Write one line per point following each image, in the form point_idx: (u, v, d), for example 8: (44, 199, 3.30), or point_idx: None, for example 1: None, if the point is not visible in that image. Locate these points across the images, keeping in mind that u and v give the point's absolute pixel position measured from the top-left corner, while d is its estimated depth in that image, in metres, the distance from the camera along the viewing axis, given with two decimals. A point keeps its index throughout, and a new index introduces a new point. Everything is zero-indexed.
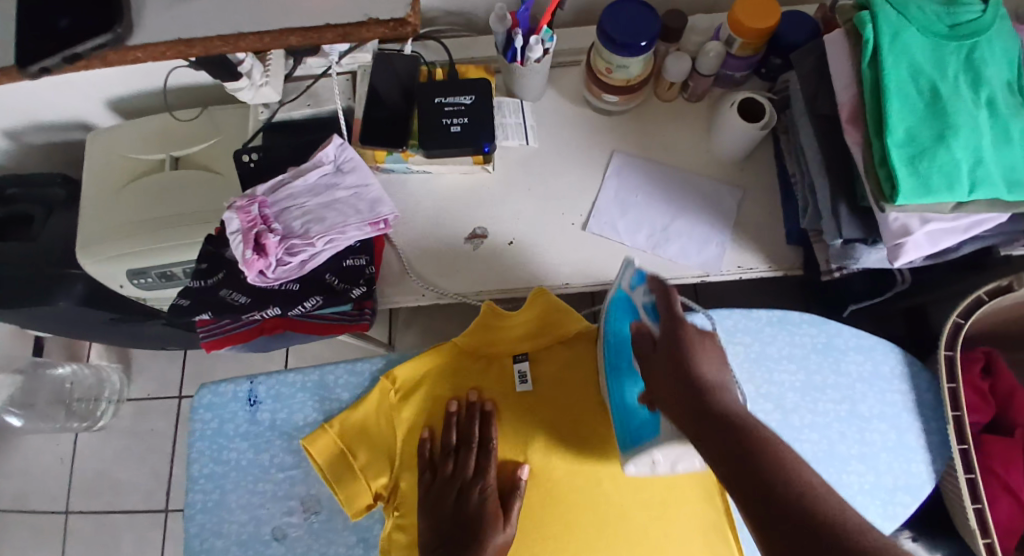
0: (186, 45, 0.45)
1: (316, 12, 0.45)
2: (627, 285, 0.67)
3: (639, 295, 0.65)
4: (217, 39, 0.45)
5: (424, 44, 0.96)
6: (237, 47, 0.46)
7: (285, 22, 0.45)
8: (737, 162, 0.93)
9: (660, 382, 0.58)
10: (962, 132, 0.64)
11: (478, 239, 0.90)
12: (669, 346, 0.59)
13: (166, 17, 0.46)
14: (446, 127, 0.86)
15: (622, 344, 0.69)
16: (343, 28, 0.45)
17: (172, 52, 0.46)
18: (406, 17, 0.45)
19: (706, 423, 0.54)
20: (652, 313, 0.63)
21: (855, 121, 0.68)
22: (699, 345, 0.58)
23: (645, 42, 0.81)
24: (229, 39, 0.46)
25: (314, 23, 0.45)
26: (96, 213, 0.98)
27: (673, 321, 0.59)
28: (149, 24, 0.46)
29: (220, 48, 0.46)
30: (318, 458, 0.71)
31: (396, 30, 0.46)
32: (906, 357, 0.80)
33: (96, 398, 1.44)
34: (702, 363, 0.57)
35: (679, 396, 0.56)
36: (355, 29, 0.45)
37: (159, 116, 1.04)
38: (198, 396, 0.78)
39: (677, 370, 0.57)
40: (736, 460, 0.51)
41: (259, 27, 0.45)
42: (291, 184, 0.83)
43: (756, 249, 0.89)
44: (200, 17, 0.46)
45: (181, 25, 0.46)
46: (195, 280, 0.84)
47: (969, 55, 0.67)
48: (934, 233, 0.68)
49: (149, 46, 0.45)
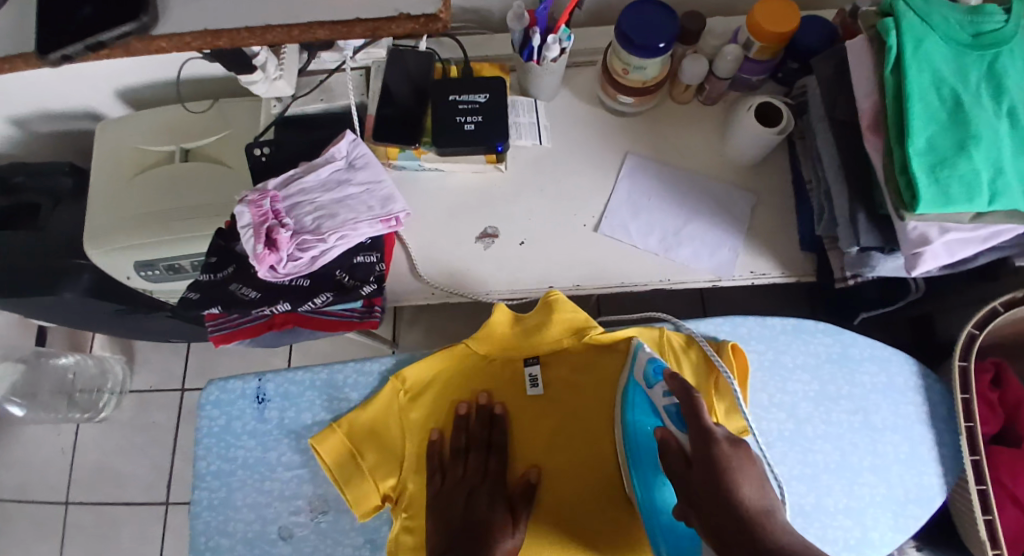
0: (212, 36, 0.45)
1: (344, 5, 0.45)
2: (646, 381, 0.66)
3: (660, 397, 0.63)
4: (243, 30, 0.45)
5: (439, 41, 0.96)
6: (264, 39, 0.45)
7: (313, 15, 0.45)
8: (751, 167, 0.92)
9: (697, 505, 0.54)
10: (984, 142, 0.63)
11: (489, 238, 0.90)
12: (701, 462, 0.55)
13: (192, 7, 0.45)
14: (460, 125, 0.86)
15: (643, 444, 0.67)
16: (373, 22, 0.44)
17: (198, 43, 0.45)
18: (438, 13, 0.45)
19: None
20: (677, 420, 0.61)
21: (876, 128, 0.68)
22: (735, 460, 0.54)
23: (663, 44, 0.80)
24: (256, 32, 0.45)
25: (343, 16, 0.45)
26: (104, 204, 0.98)
27: (703, 433, 0.55)
28: (175, 14, 0.45)
29: (248, 40, 0.45)
30: (326, 459, 0.71)
31: (427, 25, 0.45)
32: (920, 369, 0.79)
33: (99, 389, 1.44)
34: (741, 483, 0.53)
35: (719, 522, 0.52)
36: (385, 24, 0.45)
37: (170, 108, 1.03)
38: (206, 392, 0.78)
39: (715, 492, 0.53)
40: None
41: (285, 20, 0.45)
42: (304, 179, 0.83)
43: (769, 256, 0.88)
44: (226, 8, 0.45)
45: (207, 15, 0.45)
46: (205, 274, 0.83)
47: (991, 64, 0.66)
48: (953, 243, 0.67)
49: (175, 36, 0.45)
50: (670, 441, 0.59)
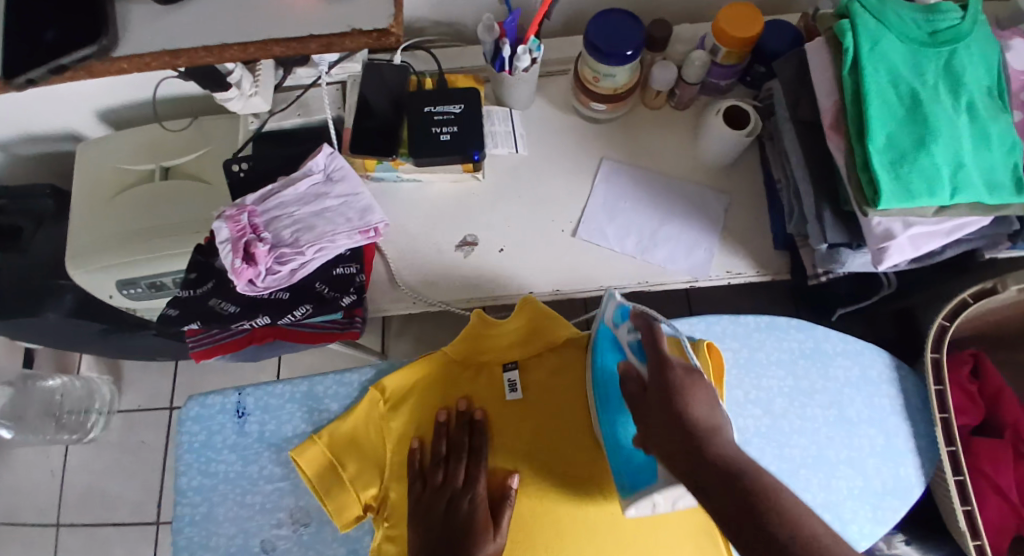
0: (171, 55, 0.46)
1: (299, 22, 0.46)
2: (612, 320, 0.68)
3: (625, 333, 0.66)
4: (201, 49, 0.46)
5: (414, 53, 0.97)
6: (222, 56, 0.46)
7: (269, 33, 0.46)
8: (723, 168, 0.94)
9: (654, 426, 0.57)
10: (942, 137, 0.65)
11: (468, 247, 0.91)
12: (659, 389, 0.57)
13: (151, 30, 0.47)
14: (436, 135, 0.87)
15: (611, 382, 0.69)
16: (326, 38, 0.45)
17: (156, 63, 0.46)
18: (389, 28, 0.46)
19: (703, 475, 0.52)
20: (639, 353, 0.64)
21: (837, 127, 0.69)
22: (689, 382, 0.56)
23: (631, 51, 0.82)
24: (213, 50, 0.46)
25: (298, 34, 0.46)
26: (86, 224, 0.98)
27: (660, 361, 0.58)
28: (135, 37, 0.46)
29: (205, 59, 0.46)
30: (307, 470, 0.71)
31: (378, 40, 0.46)
32: (893, 361, 0.80)
33: (86, 411, 1.43)
34: (693, 404, 0.55)
35: (674, 442, 0.54)
36: (338, 39, 0.46)
37: (149, 127, 1.04)
38: (185, 408, 0.78)
39: (670, 413, 0.55)
40: (740, 514, 0.50)
41: (243, 39, 0.46)
42: (282, 193, 0.83)
43: (743, 254, 0.90)
44: (187, 28, 0.47)
45: (168, 37, 0.47)
46: (184, 290, 0.84)
47: (948, 61, 0.68)
48: (918, 236, 0.68)
49: (135, 56, 0.46)
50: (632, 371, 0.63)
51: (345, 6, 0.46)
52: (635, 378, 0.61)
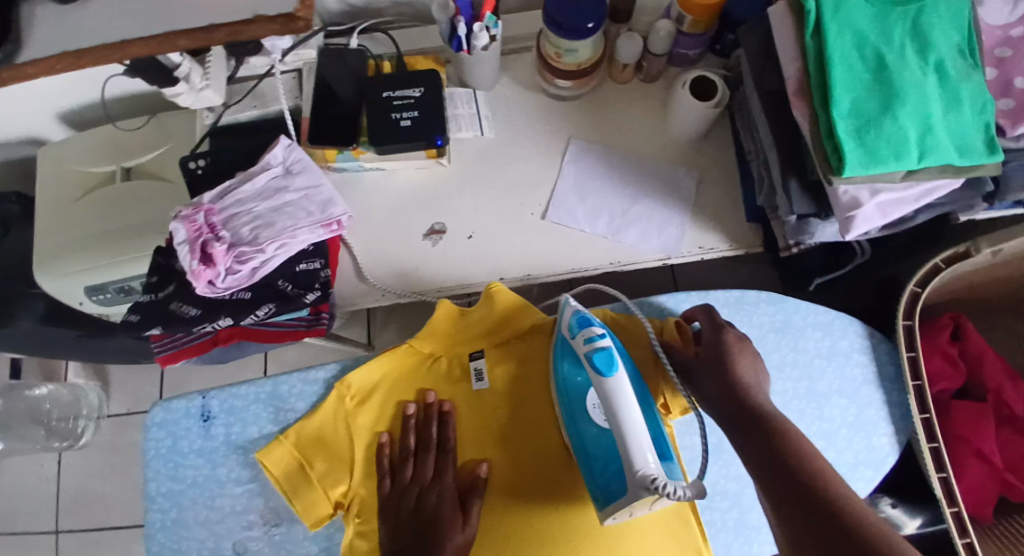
0: (74, 57, 0.45)
1: (200, 8, 0.45)
2: (568, 328, 0.67)
3: (581, 343, 0.64)
4: (102, 48, 0.45)
5: (372, 36, 0.94)
6: (124, 55, 0.45)
7: (171, 25, 0.45)
8: (694, 142, 0.91)
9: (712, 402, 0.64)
10: (909, 100, 0.62)
11: (436, 235, 0.88)
12: (712, 353, 0.66)
13: (49, 31, 0.45)
14: (396, 121, 0.84)
15: (575, 390, 0.67)
16: (230, 26, 0.45)
17: (62, 66, 0.45)
18: (295, 12, 0.45)
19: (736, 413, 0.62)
20: (601, 365, 0.61)
21: (802, 94, 0.67)
22: (737, 353, 0.65)
23: (592, 24, 0.79)
24: (116, 48, 0.45)
25: (200, 23, 0.45)
26: (49, 230, 0.95)
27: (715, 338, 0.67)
28: (36, 38, 0.45)
29: (109, 57, 0.45)
30: (274, 470, 0.71)
31: (287, 26, 0.45)
32: (865, 330, 0.79)
33: (75, 417, 1.42)
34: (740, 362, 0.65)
35: (720, 397, 0.64)
36: (244, 27, 0.45)
37: (107, 127, 1.01)
38: (151, 414, 0.76)
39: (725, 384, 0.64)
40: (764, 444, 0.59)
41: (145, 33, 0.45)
42: (239, 190, 0.81)
43: (716, 229, 0.88)
44: (86, 25, 0.45)
45: (70, 36, 0.45)
46: (146, 294, 0.82)
47: (915, 20, 0.65)
48: (885, 203, 0.66)
49: (39, 62, 0.44)
50: (600, 384, 0.60)
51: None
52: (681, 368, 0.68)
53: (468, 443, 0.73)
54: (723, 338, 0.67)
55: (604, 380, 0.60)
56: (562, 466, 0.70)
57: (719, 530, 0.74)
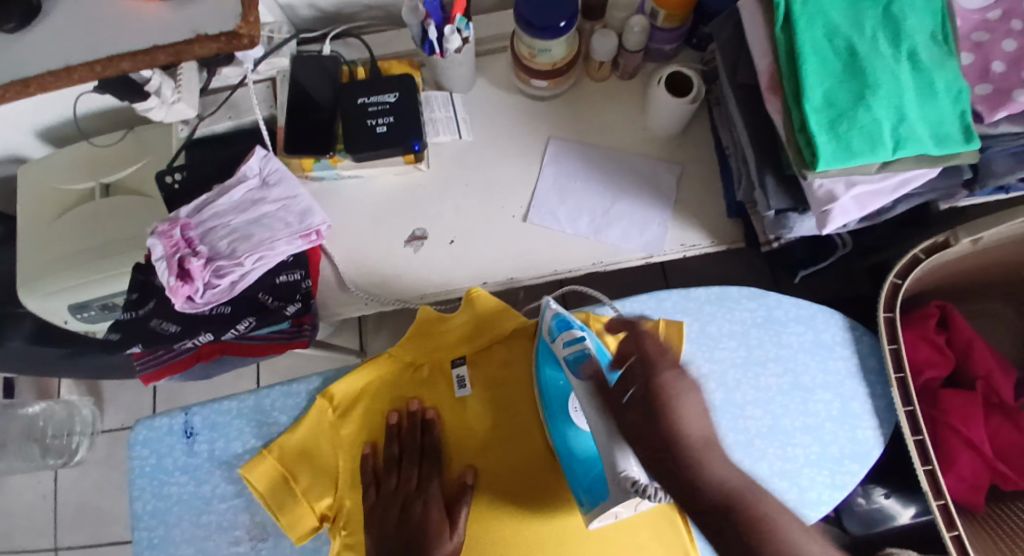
0: (22, 85, 0.46)
1: (142, 33, 0.47)
2: (547, 331, 0.67)
3: (561, 348, 0.63)
4: (47, 75, 0.46)
5: (345, 41, 0.93)
6: (71, 80, 0.47)
7: (116, 47, 0.47)
8: (673, 137, 0.91)
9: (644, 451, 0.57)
10: (882, 90, 0.62)
11: (417, 241, 0.88)
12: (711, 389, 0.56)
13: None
14: (372, 127, 0.84)
15: (558, 396, 0.67)
16: (174, 47, 0.47)
17: (10, 94, 0.47)
18: (237, 30, 0.47)
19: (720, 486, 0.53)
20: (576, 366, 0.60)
21: (775, 88, 0.66)
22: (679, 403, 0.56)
23: (564, 23, 0.78)
24: (61, 74, 0.46)
25: (143, 45, 0.47)
26: (29, 249, 0.94)
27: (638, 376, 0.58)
28: None
29: (55, 84, 0.46)
30: (258, 485, 0.70)
31: (230, 43, 0.47)
32: (848, 322, 0.79)
33: (69, 433, 1.40)
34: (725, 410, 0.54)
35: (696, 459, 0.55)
36: (188, 47, 0.47)
37: (82, 144, 0.99)
38: (134, 432, 0.76)
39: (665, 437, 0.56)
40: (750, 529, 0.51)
41: (88, 58, 0.46)
42: (215, 202, 0.80)
43: (699, 224, 0.87)
44: (27, 55, 0.46)
45: (14, 65, 0.46)
46: (126, 312, 0.81)
47: (886, 9, 0.65)
48: (862, 196, 0.66)
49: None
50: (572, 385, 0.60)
51: (190, 9, 0.47)
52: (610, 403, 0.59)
53: (455, 449, 0.72)
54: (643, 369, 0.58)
55: (573, 374, 0.60)
56: (552, 469, 0.69)
57: None
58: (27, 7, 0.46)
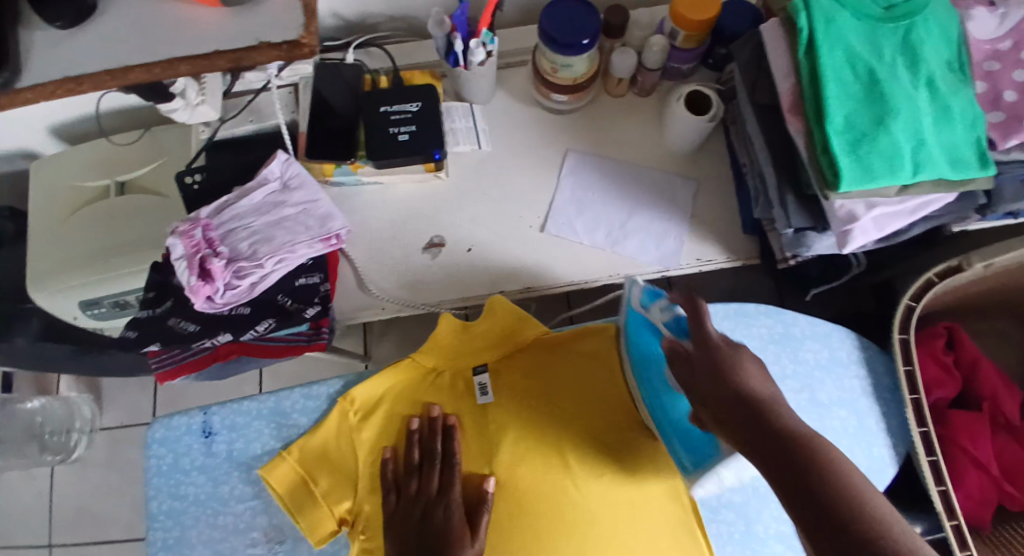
0: (74, 82, 0.47)
1: (206, 40, 0.48)
2: (639, 303, 0.70)
3: (657, 313, 0.67)
4: (105, 74, 0.47)
5: (367, 51, 0.94)
6: (127, 79, 0.48)
7: (175, 52, 0.48)
8: (690, 153, 0.92)
9: (702, 398, 0.58)
10: (902, 115, 0.63)
11: (435, 248, 0.88)
12: (707, 362, 0.58)
13: (54, 57, 0.47)
14: (393, 136, 0.84)
15: (652, 365, 0.71)
16: (235, 53, 0.48)
17: (61, 91, 0.47)
18: (299, 39, 0.49)
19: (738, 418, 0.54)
20: (679, 329, 0.64)
21: (796, 110, 0.68)
22: (735, 357, 0.57)
23: (587, 40, 0.79)
24: (118, 73, 0.47)
25: (205, 51, 0.48)
26: (43, 246, 0.93)
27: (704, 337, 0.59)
28: (38, 66, 0.47)
29: (110, 83, 0.47)
30: (277, 487, 0.71)
31: (290, 52, 0.49)
32: (861, 341, 0.81)
33: (67, 430, 1.39)
34: (743, 369, 0.57)
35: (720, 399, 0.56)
36: (247, 54, 0.48)
37: (99, 141, 0.98)
38: (151, 431, 0.77)
39: (718, 384, 0.56)
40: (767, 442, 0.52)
41: (147, 60, 0.47)
42: (237, 205, 0.80)
43: (714, 240, 0.89)
44: (86, 56, 0.48)
45: (68, 63, 0.47)
46: (143, 310, 0.81)
47: (905, 37, 0.66)
48: (882, 217, 0.68)
49: (37, 86, 0.47)
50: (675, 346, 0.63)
51: (252, 19, 0.49)
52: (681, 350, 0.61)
53: (494, 456, 0.72)
54: (712, 332, 0.60)
55: (682, 340, 0.63)
56: (631, 476, 0.71)
57: (726, 542, 0.75)
58: (80, 6, 0.47)
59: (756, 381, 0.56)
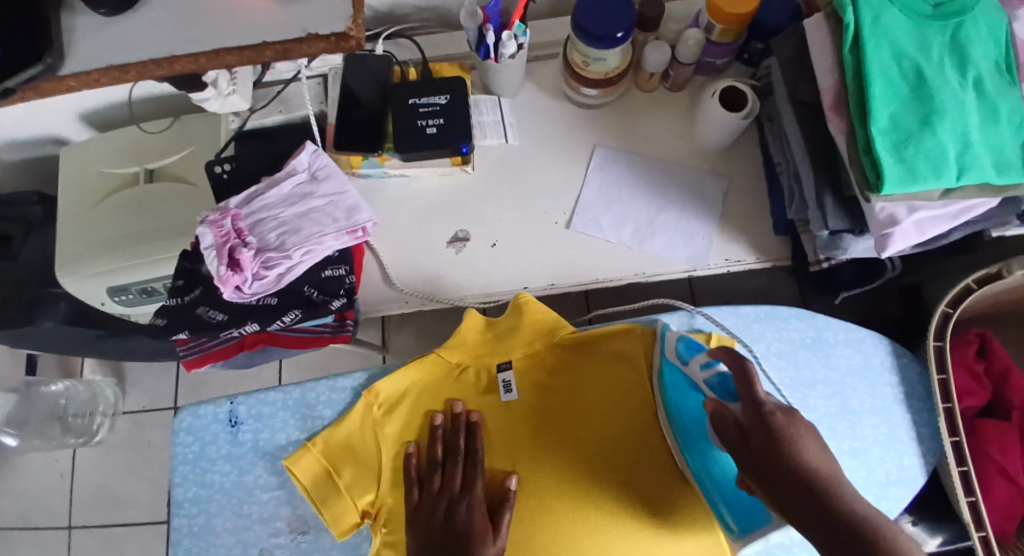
0: (119, 70, 0.47)
1: (251, 30, 0.48)
2: (676, 355, 0.66)
3: (696, 369, 0.63)
4: (150, 63, 0.47)
5: (396, 42, 0.94)
6: (171, 68, 0.48)
7: (219, 42, 0.47)
8: (721, 151, 0.91)
9: (758, 475, 0.53)
10: (948, 116, 0.62)
11: (460, 242, 0.88)
12: (763, 438, 0.53)
13: (100, 44, 0.48)
14: (422, 129, 0.84)
15: (690, 421, 0.66)
16: (281, 44, 0.47)
17: (105, 79, 0.47)
18: (347, 31, 0.48)
19: (802, 505, 0.50)
20: (724, 390, 0.59)
21: (838, 108, 0.66)
22: (795, 431, 0.52)
23: (621, 34, 0.78)
24: (163, 62, 0.47)
25: (250, 41, 0.47)
26: (73, 232, 0.94)
27: (757, 406, 0.54)
28: (82, 53, 0.47)
29: (154, 71, 0.48)
30: (303, 479, 0.72)
31: (337, 44, 0.48)
32: (895, 348, 0.79)
33: (91, 413, 1.41)
34: (804, 447, 0.52)
35: (779, 483, 0.51)
36: (294, 45, 0.48)
37: (129, 129, 0.99)
38: (178, 419, 0.78)
39: (779, 466, 0.51)
40: (834, 532, 0.48)
41: (192, 49, 0.47)
42: (265, 195, 0.80)
43: (743, 241, 0.87)
44: (130, 44, 0.48)
45: (112, 51, 0.48)
46: (173, 298, 0.82)
47: (954, 35, 0.64)
48: (923, 221, 0.66)
49: (82, 74, 0.47)
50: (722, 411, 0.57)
51: (295, 9, 0.48)
52: (730, 417, 0.56)
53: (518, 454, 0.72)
54: (764, 397, 0.54)
55: (730, 404, 0.59)
56: (655, 478, 0.69)
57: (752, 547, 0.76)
58: None
59: (817, 460, 0.52)
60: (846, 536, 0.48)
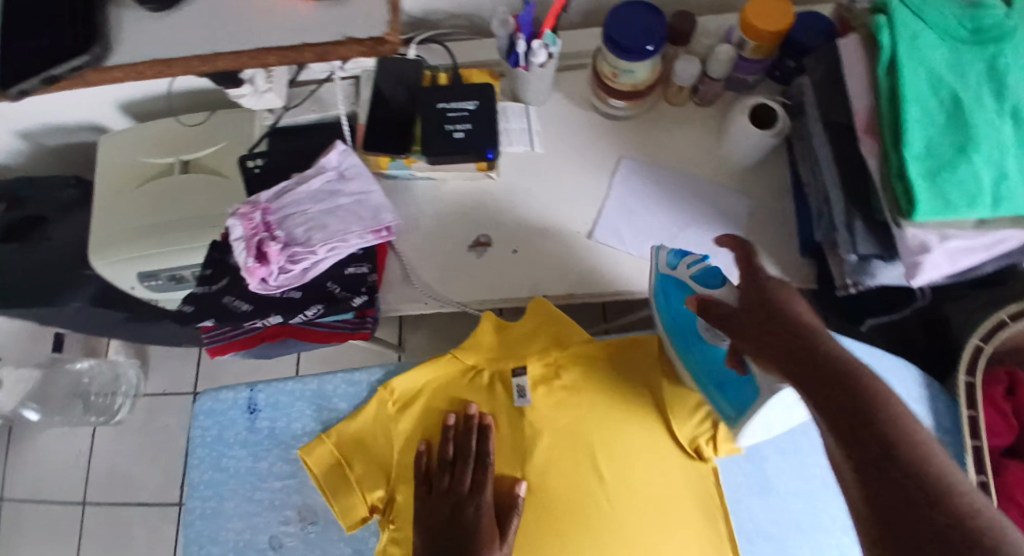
0: (164, 65, 0.49)
1: (292, 31, 0.49)
2: (667, 263, 0.74)
3: (686, 271, 0.72)
4: (193, 58, 0.49)
5: (428, 47, 0.95)
6: (215, 65, 0.49)
7: (263, 42, 0.49)
8: (748, 169, 0.90)
9: (742, 332, 0.57)
10: (985, 143, 0.60)
11: (481, 247, 0.89)
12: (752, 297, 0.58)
13: (146, 39, 0.49)
14: (449, 132, 0.85)
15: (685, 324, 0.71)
16: (321, 46, 0.48)
17: (150, 72, 0.49)
18: (384, 35, 0.49)
19: (778, 344, 0.53)
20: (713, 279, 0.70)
21: (872, 131, 0.66)
22: (785, 293, 0.57)
23: (651, 46, 0.78)
24: (207, 59, 0.49)
25: (291, 42, 0.49)
26: (108, 216, 0.96)
27: (753, 278, 0.59)
28: (128, 47, 0.49)
29: (199, 67, 0.49)
30: (316, 468, 0.75)
31: (374, 48, 0.49)
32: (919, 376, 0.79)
33: (112, 393, 1.45)
34: (787, 306, 0.55)
35: (764, 327, 0.55)
36: (333, 48, 0.49)
37: (167, 120, 1.02)
38: (199, 403, 0.81)
39: (764, 316, 0.56)
40: (803, 364, 0.50)
41: (236, 47, 0.49)
42: (295, 190, 0.82)
43: (766, 259, 0.87)
44: (177, 40, 0.49)
45: (157, 46, 0.49)
46: (200, 286, 0.83)
47: (993, 61, 0.63)
48: (956, 251, 0.65)
49: (127, 66, 0.49)
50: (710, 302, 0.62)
51: (336, 12, 0.49)
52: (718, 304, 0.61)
53: (527, 459, 0.72)
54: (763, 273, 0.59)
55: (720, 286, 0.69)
56: (664, 486, 0.70)
57: None
58: None
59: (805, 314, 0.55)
60: (814, 358, 0.50)
